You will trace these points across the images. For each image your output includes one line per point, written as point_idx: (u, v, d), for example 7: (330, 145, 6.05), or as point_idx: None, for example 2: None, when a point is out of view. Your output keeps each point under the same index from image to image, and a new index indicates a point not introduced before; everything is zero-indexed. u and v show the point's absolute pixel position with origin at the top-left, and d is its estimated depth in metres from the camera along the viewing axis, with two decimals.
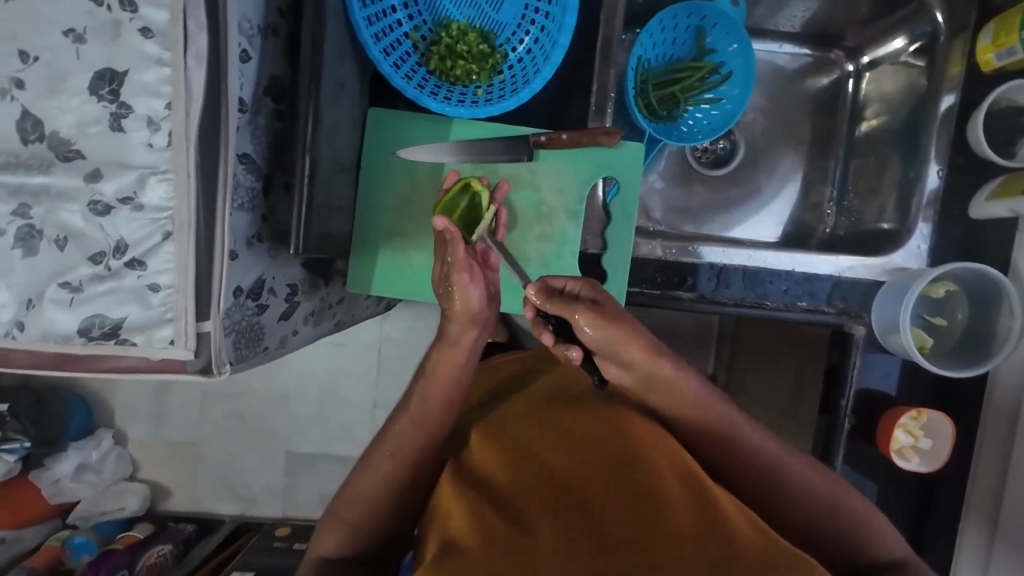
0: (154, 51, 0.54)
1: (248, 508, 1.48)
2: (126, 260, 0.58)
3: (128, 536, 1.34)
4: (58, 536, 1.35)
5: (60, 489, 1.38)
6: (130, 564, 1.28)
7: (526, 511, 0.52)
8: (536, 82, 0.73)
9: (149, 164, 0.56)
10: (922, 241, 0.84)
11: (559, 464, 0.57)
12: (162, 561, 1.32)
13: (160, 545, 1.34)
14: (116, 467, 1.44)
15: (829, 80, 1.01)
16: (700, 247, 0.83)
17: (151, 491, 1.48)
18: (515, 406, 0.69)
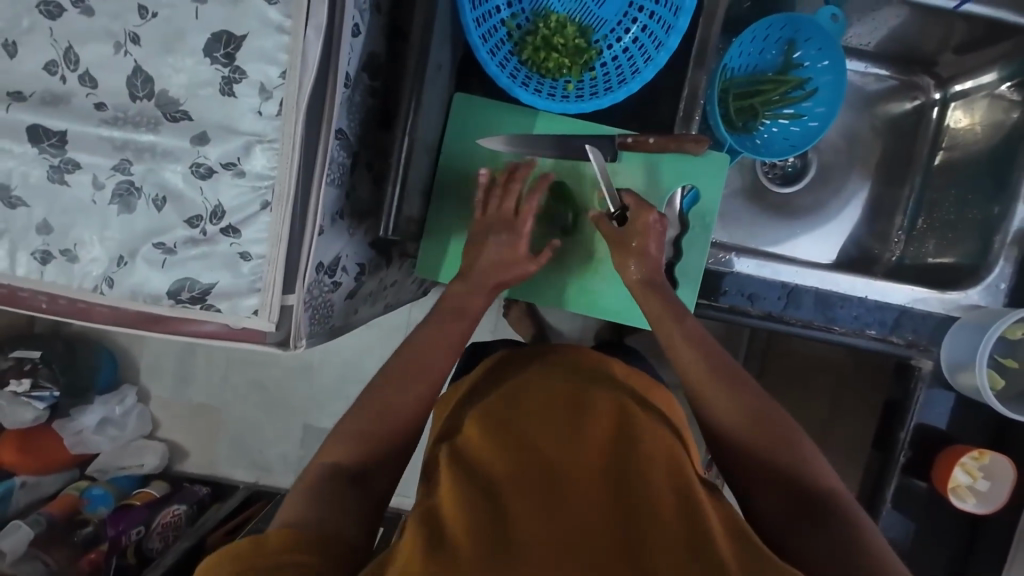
0: (276, 18, 0.53)
1: (262, 477, 1.48)
2: (222, 226, 0.57)
3: (145, 493, 1.37)
4: (77, 486, 1.37)
5: (82, 440, 1.39)
6: (147, 521, 1.30)
7: (517, 501, 0.52)
8: (635, 82, 0.71)
9: (256, 132, 0.55)
10: (1001, 280, 0.83)
11: (557, 459, 0.55)
12: (176, 520, 1.33)
13: (177, 504, 1.35)
14: (137, 424, 1.45)
15: (913, 105, 0.99)
16: (733, 259, 0.88)
17: (169, 450, 1.49)
18: (521, 386, 0.67)
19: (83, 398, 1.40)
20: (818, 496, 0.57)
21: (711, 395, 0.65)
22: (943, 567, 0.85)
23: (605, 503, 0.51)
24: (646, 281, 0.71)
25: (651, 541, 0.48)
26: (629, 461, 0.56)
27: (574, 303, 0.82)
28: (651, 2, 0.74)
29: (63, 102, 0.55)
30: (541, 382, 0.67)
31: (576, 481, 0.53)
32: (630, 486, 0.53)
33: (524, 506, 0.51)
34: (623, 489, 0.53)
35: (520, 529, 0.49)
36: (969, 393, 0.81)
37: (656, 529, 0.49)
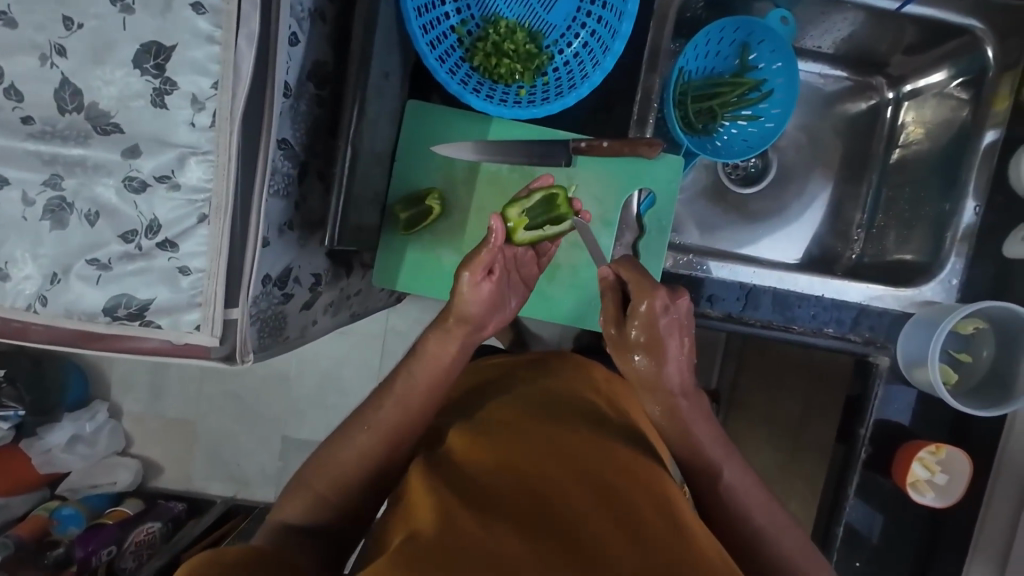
0: (206, 28, 0.52)
1: (240, 490, 1.45)
2: (158, 240, 0.56)
3: (118, 511, 1.33)
4: (47, 506, 1.33)
5: (51, 459, 1.35)
6: (119, 540, 1.28)
7: (498, 510, 0.50)
8: (585, 87, 0.72)
9: (191, 144, 0.54)
10: (954, 276, 0.85)
11: (537, 470, 0.54)
12: (150, 538, 1.30)
13: (151, 521, 1.32)
14: (108, 441, 1.42)
15: (867, 105, 1.00)
16: (707, 262, 0.85)
17: (142, 466, 1.45)
18: (500, 405, 0.66)
19: (49, 416, 1.36)
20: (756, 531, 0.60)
21: (689, 428, 0.64)
22: (908, 561, 0.86)
23: (591, 512, 0.49)
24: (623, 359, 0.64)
25: (637, 556, 0.46)
26: (615, 474, 0.54)
27: (531, 308, 0.82)
28: (599, 8, 0.74)
29: None
30: (524, 400, 0.66)
31: (561, 491, 0.51)
32: (616, 498, 0.51)
33: (505, 516, 0.49)
34: (609, 500, 0.51)
35: (499, 535, 0.46)
36: (924, 388, 0.82)
37: (641, 543, 0.47)
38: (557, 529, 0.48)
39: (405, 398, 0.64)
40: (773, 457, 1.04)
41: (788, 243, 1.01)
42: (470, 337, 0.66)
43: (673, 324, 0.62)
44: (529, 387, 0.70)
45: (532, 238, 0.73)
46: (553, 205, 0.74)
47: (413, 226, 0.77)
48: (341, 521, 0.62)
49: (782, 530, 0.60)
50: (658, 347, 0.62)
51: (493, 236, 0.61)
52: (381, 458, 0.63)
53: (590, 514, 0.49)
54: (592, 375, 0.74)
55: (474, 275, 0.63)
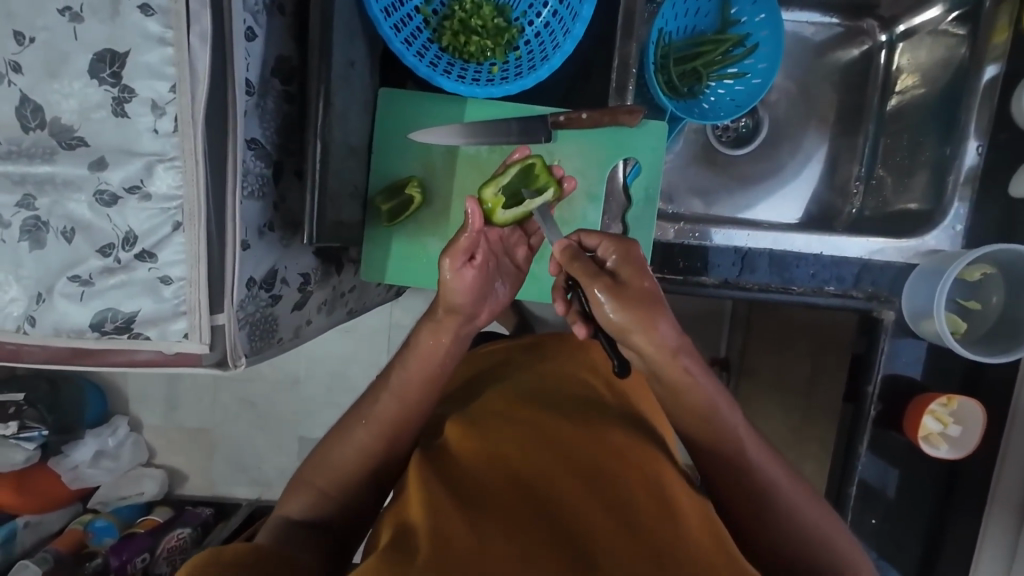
0: (156, 29, 0.50)
1: (263, 492, 1.49)
2: (136, 252, 0.56)
3: (149, 519, 1.37)
4: (81, 520, 1.37)
5: (79, 475, 1.39)
6: (151, 548, 1.31)
7: (489, 506, 0.50)
8: (557, 57, 0.69)
9: (156, 151, 0.53)
10: (958, 222, 0.82)
11: (527, 463, 0.54)
12: (181, 543, 1.35)
13: (180, 527, 1.36)
14: (132, 454, 1.45)
15: (860, 51, 0.96)
16: (709, 231, 0.84)
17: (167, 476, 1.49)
18: (497, 394, 0.66)
19: (72, 434, 1.38)
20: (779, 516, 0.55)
21: (713, 419, 0.55)
22: (926, 514, 0.85)
23: (579, 503, 0.51)
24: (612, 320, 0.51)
25: (621, 544, 0.47)
26: (605, 461, 0.55)
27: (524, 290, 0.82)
28: None
29: None
30: (519, 388, 0.66)
31: (549, 484, 0.52)
32: (605, 487, 0.52)
33: (495, 510, 0.50)
34: (597, 490, 0.52)
35: (488, 532, 0.47)
36: (932, 339, 0.79)
37: (625, 531, 0.48)
38: (543, 524, 0.49)
39: (401, 390, 0.63)
40: (785, 422, 1.03)
41: (785, 204, 0.98)
42: (461, 327, 0.65)
43: (650, 275, 0.52)
44: (525, 375, 0.70)
45: (517, 214, 0.70)
46: (532, 177, 0.73)
47: (397, 217, 0.76)
48: (347, 516, 0.63)
49: (804, 507, 0.56)
50: (637, 305, 0.50)
51: (472, 218, 0.61)
52: (382, 451, 0.63)
53: (577, 506, 0.50)
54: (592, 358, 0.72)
55: (456, 261, 0.62)
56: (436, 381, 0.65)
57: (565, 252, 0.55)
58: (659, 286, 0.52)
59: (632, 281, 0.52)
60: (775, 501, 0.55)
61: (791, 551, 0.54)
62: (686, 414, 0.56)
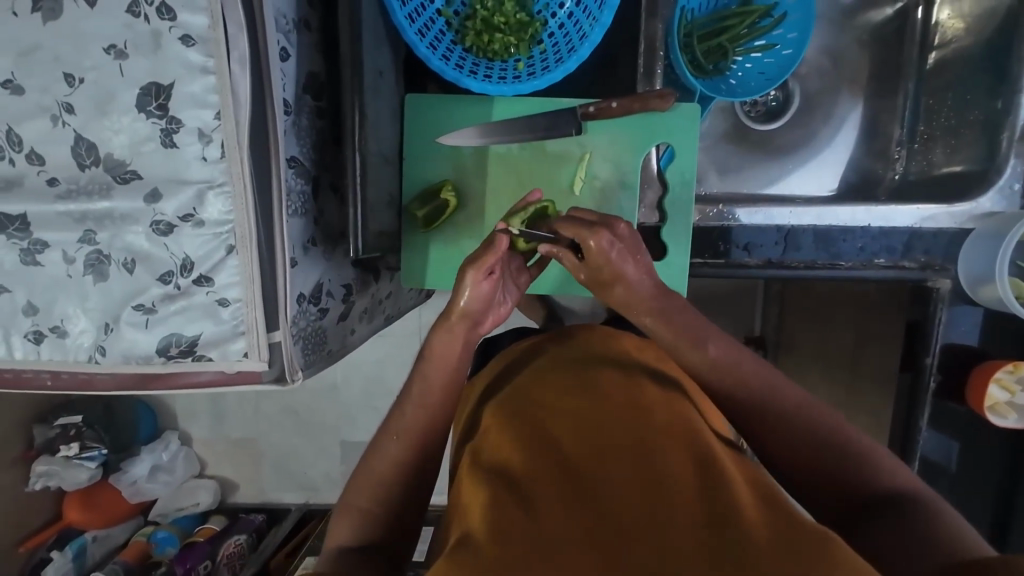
0: (198, 59, 0.51)
1: (311, 496, 1.54)
2: (194, 278, 0.57)
3: (207, 529, 1.43)
4: (143, 532, 1.44)
5: (139, 490, 1.45)
6: (213, 553, 1.37)
7: (537, 491, 0.49)
8: (584, 48, 0.68)
9: (205, 178, 0.54)
10: (1015, 180, 0.78)
11: (569, 446, 0.53)
12: (239, 549, 1.40)
13: (236, 534, 1.42)
14: (186, 466, 1.51)
15: (894, 9, 0.91)
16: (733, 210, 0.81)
17: (220, 485, 1.55)
18: (530, 381, 0.64)
19: (130, 451, 1.44)
20: (831, 453, 0.54)
21: (738, 370, 0.60)
22: (991, 487, 0.83)
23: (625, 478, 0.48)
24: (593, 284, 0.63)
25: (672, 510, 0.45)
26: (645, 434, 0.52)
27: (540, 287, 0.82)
28: None
29: (18, 185, 0.56)
30: (549, 367, 0.65)
31: (593, 459, 0.51)
32: (648, 456, 0.50)
33: (543, 491, 0.48)
34: (640, 461, 0.50)
35: (541, 517, 0.46)
36: (992, 305, 0.75)
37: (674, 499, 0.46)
38: (593, 501, 0.47)
39: (451, 393, 0.65)
40: (831, 398, 1.01)
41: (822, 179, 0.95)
42: (470, 332, 0.65)
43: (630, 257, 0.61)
44: (557, 354, 0.69)
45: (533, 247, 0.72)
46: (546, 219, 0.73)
47: (432, 222, 0.76)
48: (394, 530, 0.61)
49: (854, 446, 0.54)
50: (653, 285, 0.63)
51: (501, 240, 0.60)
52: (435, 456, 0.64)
53: (625, 481, 0.48)
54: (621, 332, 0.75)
55: (477, 275, 0.62)
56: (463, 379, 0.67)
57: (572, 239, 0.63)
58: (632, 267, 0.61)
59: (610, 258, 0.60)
60: (819, 439, 0.55)
61: (850, 480, 0.53)
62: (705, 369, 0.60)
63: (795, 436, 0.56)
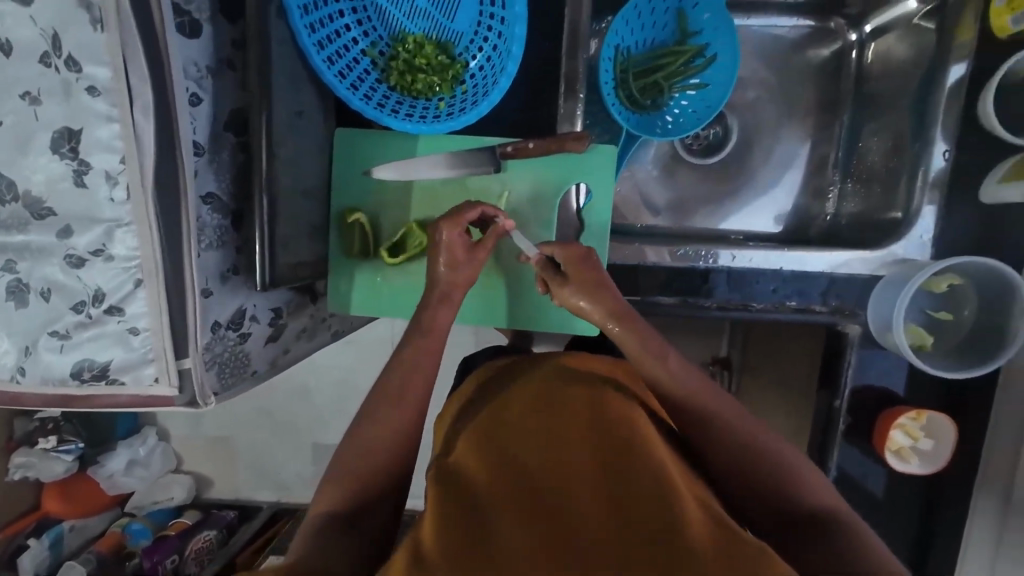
0: (103, 108, 0.55)
1: (283, 495, 1.58)
2: (105, 308, 0.61)
3: (179, 523, 1.48)
4: (120, 523, 1.50)
5: (114, 483, 1.48)
6: (180, 549, 1.43)
7: (500, 515, 0.47)
8: (495, 93, 0.70)
9: (113, 217, 0.58)
10: (926, 230, 0.77)
11: (534, 466, 0.51)
12: (207, 544, 1.46)
13: (207, 530, 1.47)
14: (163, 461, 1.55)
15: (831, 51, 0.92)
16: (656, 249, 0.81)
17: (195, 481, 1.59)
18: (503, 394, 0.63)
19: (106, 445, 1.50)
20: (775, 467, 0.56)
21: (694, 394, 0.62)
22: (904, 526, 0.84)
23: (587, 503, 0.47)
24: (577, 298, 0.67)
25: (629, 537, 0.44)
26: (611, 452, 0.51)
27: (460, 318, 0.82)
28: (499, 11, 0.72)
29: None
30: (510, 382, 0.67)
31: (554, 475, 0.50)
32: (614, 479, 0.49)
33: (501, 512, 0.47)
34: (605, 484, 0.49)
35: (500, 543, 0.45)
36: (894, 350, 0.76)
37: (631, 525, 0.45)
38: (554, 525, 0.46)
39: None
40: None
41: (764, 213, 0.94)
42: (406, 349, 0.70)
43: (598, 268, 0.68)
44: (522, 369, 0.69)
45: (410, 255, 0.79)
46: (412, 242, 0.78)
47: (355, 251, 0.79)
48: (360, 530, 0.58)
49: (798, 468, 0.56)
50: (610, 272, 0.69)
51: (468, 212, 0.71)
52: None
53: (589, 506, 0.47)
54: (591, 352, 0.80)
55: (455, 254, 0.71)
56: (432, 379, 0.69)
57: (522, 234, 0.78)
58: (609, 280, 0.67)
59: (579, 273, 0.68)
60: (763, 458, 0.57)
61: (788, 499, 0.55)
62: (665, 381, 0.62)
63: (742, 450, 0.58)
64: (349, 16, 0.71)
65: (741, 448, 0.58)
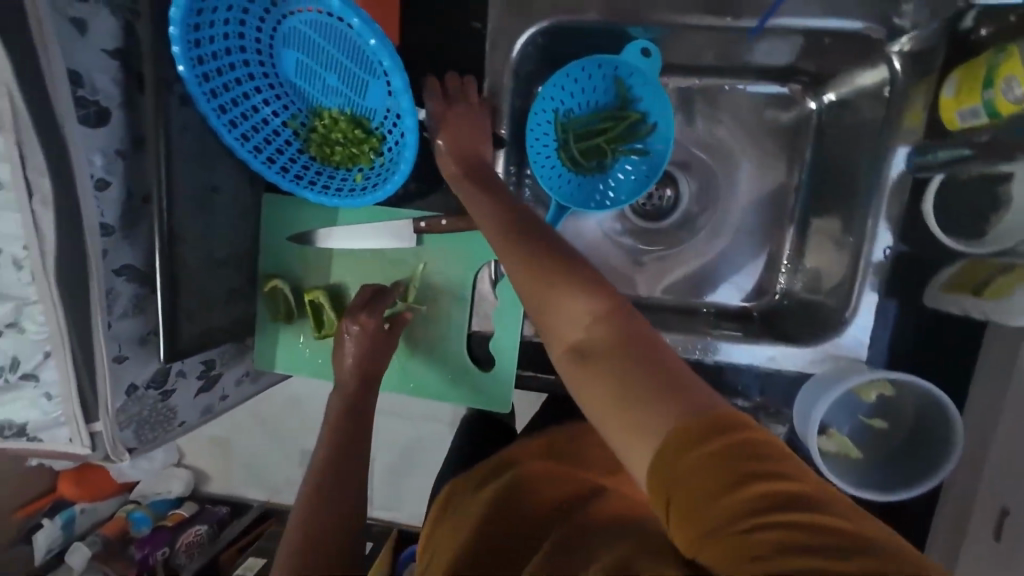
0: (6, 200, 0.58)
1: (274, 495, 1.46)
2: (21, 374, 0.66)
3: (176, 514, 1.41)
4: (125, 508, 1.42)
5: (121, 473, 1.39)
6: (171, 542, 1.37)
7: None
8: (393, 181, 0.70)
9: (22, 296, 0.62)
10: (863, 329, 0.72)
11: None
12: (198, 539, 1.39)
13: (198, 524, 1.40)
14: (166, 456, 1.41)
15: (789, 117, 0.82)
16: None
17: (194, 476, 1.48)
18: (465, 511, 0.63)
19: None
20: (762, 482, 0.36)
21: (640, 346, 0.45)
22: None
23: None
24: (494, 215, 0.60)
25: None
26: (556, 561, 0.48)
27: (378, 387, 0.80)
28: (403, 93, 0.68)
29: None
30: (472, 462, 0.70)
31: None
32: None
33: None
34: None
35: None
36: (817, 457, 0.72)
37: None
38: None
39: None
40: None
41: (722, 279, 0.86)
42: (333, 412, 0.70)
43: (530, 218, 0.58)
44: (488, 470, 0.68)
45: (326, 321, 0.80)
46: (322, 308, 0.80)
47: (279, 315, 0.82)
48: None
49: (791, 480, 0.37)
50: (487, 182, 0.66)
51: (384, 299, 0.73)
52: None
53: None
54: (545, 411, 0.77)
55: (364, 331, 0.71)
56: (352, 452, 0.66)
57: (434, 307, 0.78)
58: (540, 225, 0.57)
59: (504, 223, 0.58)
60: (742, 459, 0.37)
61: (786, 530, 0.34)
62: (601, 344, 0.46)
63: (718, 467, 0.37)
64: (263, 93, 0.73)
65: (709, 450, 0.38)
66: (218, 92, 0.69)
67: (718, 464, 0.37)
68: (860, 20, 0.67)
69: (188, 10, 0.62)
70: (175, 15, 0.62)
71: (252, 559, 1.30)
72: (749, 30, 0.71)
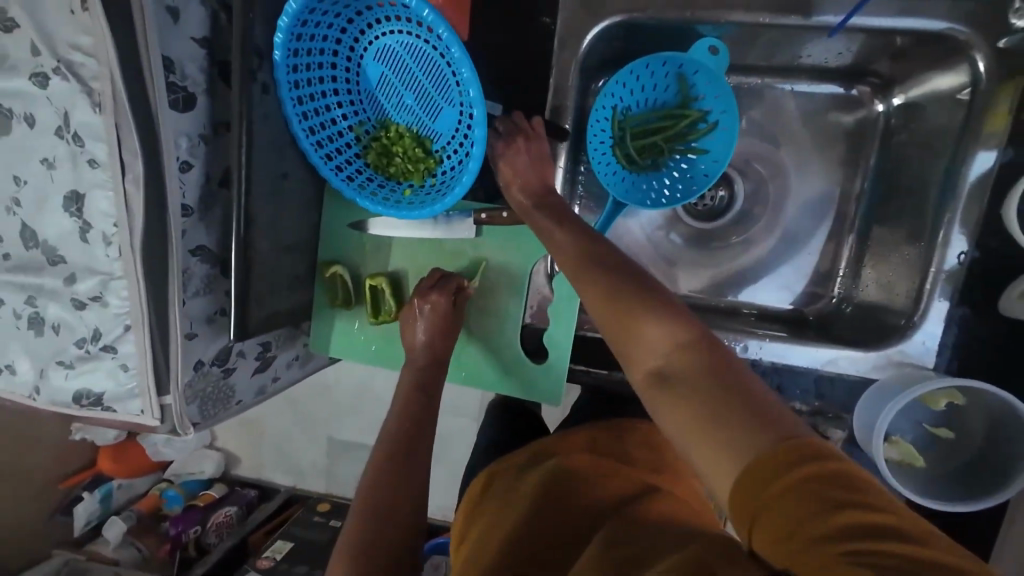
0: (102, 178, 0.61)
1: (298, 481, 1.49)
2: (101, 346, 0.69)
3: (207, 494, 1.45)
4: (158, 486, 1.48)
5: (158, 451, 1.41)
6: (203, 521, 1.41)
7: None
8: (440, 205, 0.71)
9: (108, 270, 0.65)
10: (930, 336, 0.70)
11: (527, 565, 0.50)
12: (228, 520, 1.42)
13: (228, 505, 1.43)
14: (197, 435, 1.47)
15: (856, 119, 0.80)
16: None
17: (225, 457, 1.52)
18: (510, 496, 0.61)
19: None
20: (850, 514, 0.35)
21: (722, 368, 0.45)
22: None
23: None
24: (572, 245, 0.60)
25: None
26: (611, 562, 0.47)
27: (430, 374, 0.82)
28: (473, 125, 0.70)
29: None
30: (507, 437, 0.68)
31: None
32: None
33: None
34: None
35: None
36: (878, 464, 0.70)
37: None
38: None
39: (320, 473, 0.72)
40: None
41: (778, 285, 0.84)
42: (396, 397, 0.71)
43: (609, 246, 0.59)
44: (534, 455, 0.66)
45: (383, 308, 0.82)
46: (379, 296, 0.82)
47: (336, 302, 0.84)
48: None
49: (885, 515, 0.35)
50: (557, 212, 0.66)
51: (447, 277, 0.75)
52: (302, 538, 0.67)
53: None
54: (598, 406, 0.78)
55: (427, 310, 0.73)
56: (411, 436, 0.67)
57: (489, 298, 0.79)
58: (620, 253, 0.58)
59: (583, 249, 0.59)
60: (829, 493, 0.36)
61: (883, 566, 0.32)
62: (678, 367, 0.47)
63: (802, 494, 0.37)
64: (341, 89, 0.75)
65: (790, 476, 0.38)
66: (302, 84, 0.71)
67: (812, 491, 0.36)
68: (942, 20, 0.65)
69: (304, 7, 0.65)
70: (291, 11, 0.64)
71: (280, 542, 1.34)
72: (831, 26, 0.68)
